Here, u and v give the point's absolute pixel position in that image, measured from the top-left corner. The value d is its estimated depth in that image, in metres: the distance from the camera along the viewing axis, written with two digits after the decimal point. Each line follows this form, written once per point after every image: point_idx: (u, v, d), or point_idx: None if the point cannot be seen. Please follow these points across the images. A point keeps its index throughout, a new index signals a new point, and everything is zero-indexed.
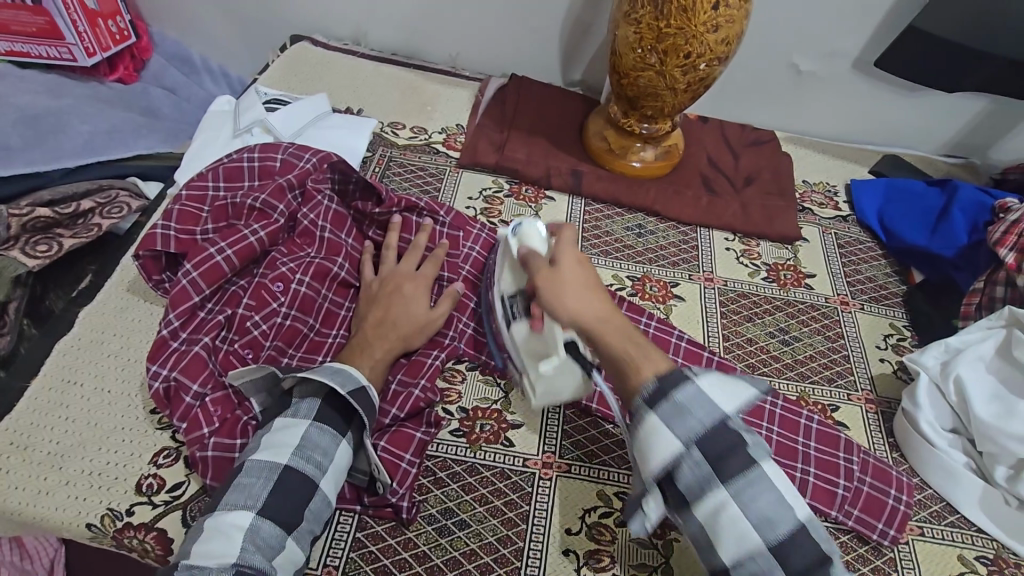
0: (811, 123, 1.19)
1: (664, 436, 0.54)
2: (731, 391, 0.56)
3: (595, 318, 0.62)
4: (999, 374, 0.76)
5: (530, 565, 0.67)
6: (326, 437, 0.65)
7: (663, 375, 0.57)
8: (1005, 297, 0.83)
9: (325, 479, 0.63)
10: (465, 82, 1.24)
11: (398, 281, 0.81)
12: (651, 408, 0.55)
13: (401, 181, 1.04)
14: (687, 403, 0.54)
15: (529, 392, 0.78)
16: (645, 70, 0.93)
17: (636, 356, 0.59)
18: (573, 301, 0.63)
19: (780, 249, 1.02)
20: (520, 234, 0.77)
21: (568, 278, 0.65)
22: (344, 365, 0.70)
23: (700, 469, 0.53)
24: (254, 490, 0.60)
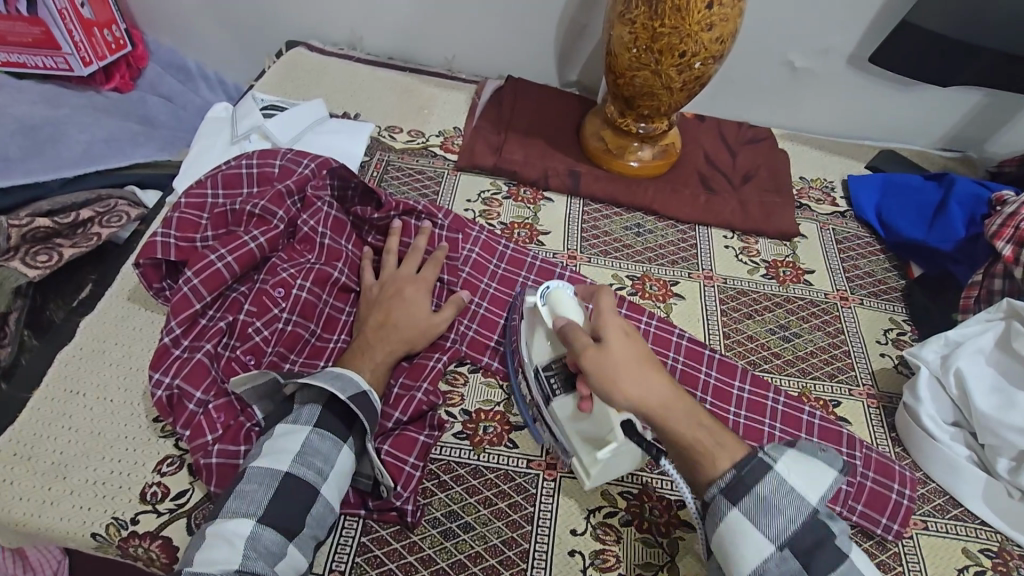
0: (807, 120, 1.19)
1: (751, 534, 0.55)
2: (808, 480, 0.57)
3: (656, 402, 0.60)
4: (999, 366, 0.76)
5: (535, 566, 0.67)
6: (327, 442, 0.65)
7: (739, 462, 0.57)
8: (1003, 289, 0.84)
9: (326, 484, 0.63)
10: (461, 84, 1.25)
11: (398, 285, 0.81)
12: (733, 503, 0.56)
13: (399, 185, 1.04)
14: (769, 496, 0.55)
15: (583, 477, 0.71)
16: (640, 70, 0.93)
17: (707, 444, 0.59)
18: (632, 386, 0.60)
19: (779, 246, 1.02)
20: (549, 299, 0.75)
21: (621, 354, 0.62)
22: (343, 370, 0.69)
23: (789, 566, 0.55)
24: (256, 497, 0.60)
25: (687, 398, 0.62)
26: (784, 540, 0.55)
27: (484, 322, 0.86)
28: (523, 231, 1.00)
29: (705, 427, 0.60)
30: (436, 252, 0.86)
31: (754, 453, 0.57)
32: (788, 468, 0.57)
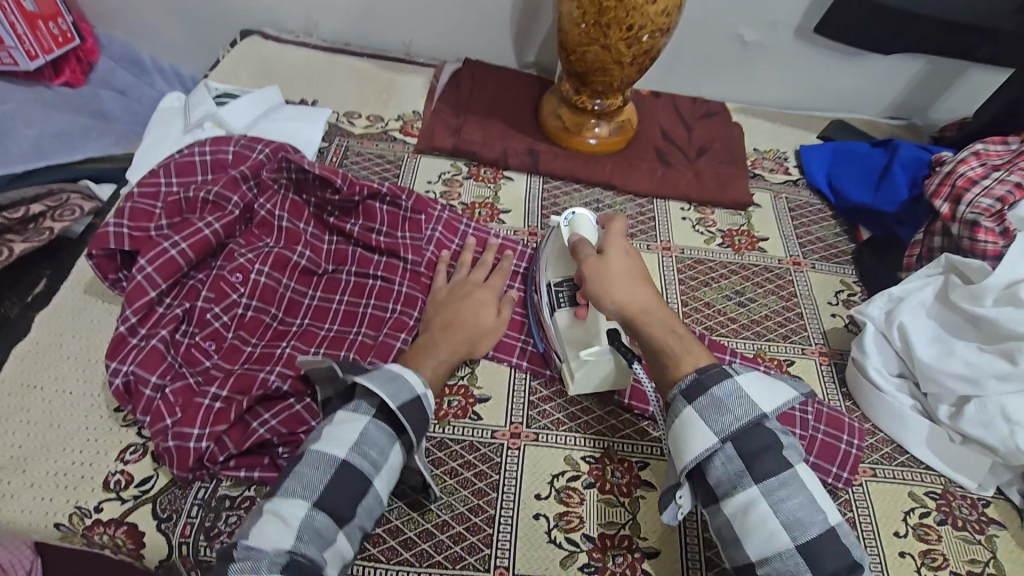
0: (760, 93, 1.22)
1: (699, 426, 0.59)
2: (766, 390, 0.60)
3: (640, 309, 0.68)
4: (939, 319, 0.79)
5: (501, 531, 0.69)
6: (383, 434, 0.65)
7: (701, 368, 0.63)
8: (942, 246, 0.87)
9: (379, 477, 0.64)
10: (420, 68, 1.25)
11: (466, 289, 0.83)
12: (688, 401, 0.61)
13: (360, 169, 1.04)
14: (723, 399, 0.59)
15: (568, 380, 0.77)
16: (590, 45, 0.94)
17: (678, 341, 0.66)
18: (619, 292, 0.68)
19: (734, 215, 1.04)
20: (572, 221, 0.79)
21: (619, 268, 0.70)
22: (401, 369, 0.69)
23: (732, 464, 0.58)
24: (313, 481, 0.61)
25: (671, 315, 0.69)
26: (728, 435, 0.59)
27: None
28: (484, 211, 1.01)
29: (677, 338, 0.67)
30: (471, 259, 0.87)
31: (718, 365, 0.63)
32: (749, 378, 0.61)
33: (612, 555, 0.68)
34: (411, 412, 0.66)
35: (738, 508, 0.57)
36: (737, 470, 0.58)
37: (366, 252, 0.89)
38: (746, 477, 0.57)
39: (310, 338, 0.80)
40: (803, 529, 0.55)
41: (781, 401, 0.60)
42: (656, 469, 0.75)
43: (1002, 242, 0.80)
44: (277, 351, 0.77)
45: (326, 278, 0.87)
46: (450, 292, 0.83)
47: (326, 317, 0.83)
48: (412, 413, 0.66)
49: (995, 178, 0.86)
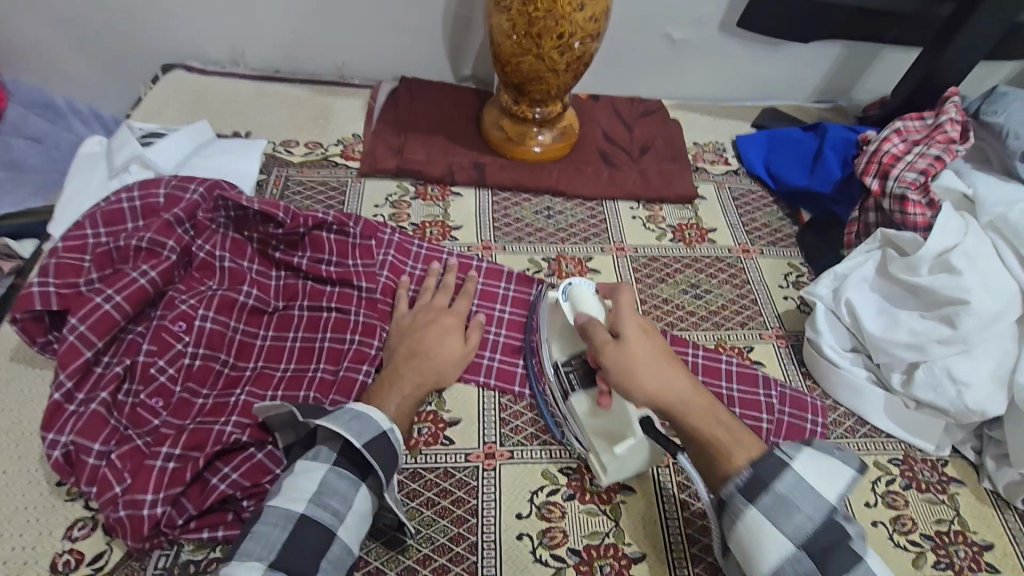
0: (694, 88, 1.26)
1: (766, 527, 0.57)
2: (825, 475, 0.60)
3: (677, 397, 0.64)
4: (882, 292, 0.83)
5: (485, 557, 0.67)
6: (344, 482, 0.63)
7: (757, 460, 0.60)
8: (877, 221, 0.91)
9: (343, 527, 0.61)
10: (355, 90, 1.22)
11: (430, 316, 0.81)
12: (703, 429, 0.63)
13: (302, 199, 1.01)
14: (733, 424, 0.63)
15: (601, 474, 0.72)
16: (524, 56, 0.95)
17: (723, 433, 0.62)
18: (650, 380, 0.64)
19: (681, 210, 1.06)
20: (572, 297, 0.75)
21: (646, 350, 0.65)
22: (364, 408, 0.67)
23: (750, 490, 0.59)
24: (272, 539, 0.58)
25: (705, 394, 0.65)
26: (747, 463, 0.60)
27: None
28: (436, 229, 1.00)
29: (718, 428, 0.63)
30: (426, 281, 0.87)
31: (770, 451, 0.60)
32: (806, 462, 0.60)
33: (600, 565, 0.68)
34: (377, 452, 0.64)
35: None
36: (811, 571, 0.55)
37: (317, 284, 0.86)
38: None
39: (267, 381, 0.77)
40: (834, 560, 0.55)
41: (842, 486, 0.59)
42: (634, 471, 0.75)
43: (929, 213, 0.85)
44: (232, 400, 0.74)
45: (277, 315, 0.83)
46: (413, 319, 0.82)
47: (282, 356, 0.80)
48: (377, 451, 0.64)
49: (916, 152, 0.91)
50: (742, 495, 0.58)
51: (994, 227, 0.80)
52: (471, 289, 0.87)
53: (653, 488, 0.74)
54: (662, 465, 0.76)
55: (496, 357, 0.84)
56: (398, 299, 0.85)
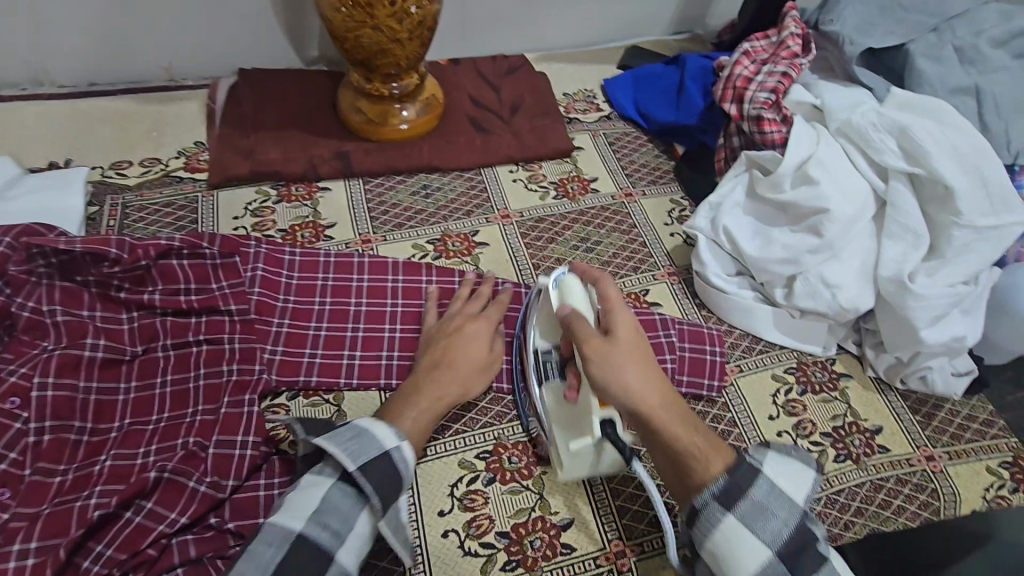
0: (555, 37, 1.22)
1: (747, 537, 0.54)
2: (794, 480, 0.58)
3: (652, 394, 0.61)
4: (755, 213, 0.85)
5: (412, 564, 0.65)
6: (347, 501, 0.59)
7: (730, 468, 0.57)
8: (741, 145, 0.93)
9: (342, 549, 0.57)
10: (189, 93, 1.09)
11: (456, 323, 0.76)
12: (726, 509, 0.55)
13: (146, 226, 0.90)
14: (764, 501, 0.55)
15: (558, 466, 0.69)
16: (361, 28, 0.88)
17: (688, 429, 0.61)
18: (631, 376, 0.61)
19: (560, 164, 1.04)
20: (562, 286, 0.70)
21: (633, 351, 0.62)
22: (367, 424, 0.63)
23: (777, 570, 0.53)
24: (263, 562, 0.54)
25: (678, 401, 0.63)
26: (779, 542, 0.54)
27: (291, 340, 0.79)
28: (307, 231, 0.92)
29: (691, 438, 0.60)
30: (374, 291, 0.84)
31: (742, 458, 0.58)
32: (775, 465, 0.58)
33: (530, 542, 0.67)
34: (375, 473, 0.60)
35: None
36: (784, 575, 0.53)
37: (179, 318, 0.77)
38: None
39: (138, 438, 0.68)
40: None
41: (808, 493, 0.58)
42: None
43: (785, 128, 0.87)
44: (96, 468, 0.66)
45: (139, 361, 0.74)
46: (440, 326, 0.77)
47: (153, 406, 0.72)
48: (376, 471, 0.60)
49: (765, 72, 0.93)
50: (718, 503, 0.55)
51: (843, 133, 0.83)
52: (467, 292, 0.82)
53: None
54: None
55: (395, 355, 0.79)
56: (426, 312, 0.80)
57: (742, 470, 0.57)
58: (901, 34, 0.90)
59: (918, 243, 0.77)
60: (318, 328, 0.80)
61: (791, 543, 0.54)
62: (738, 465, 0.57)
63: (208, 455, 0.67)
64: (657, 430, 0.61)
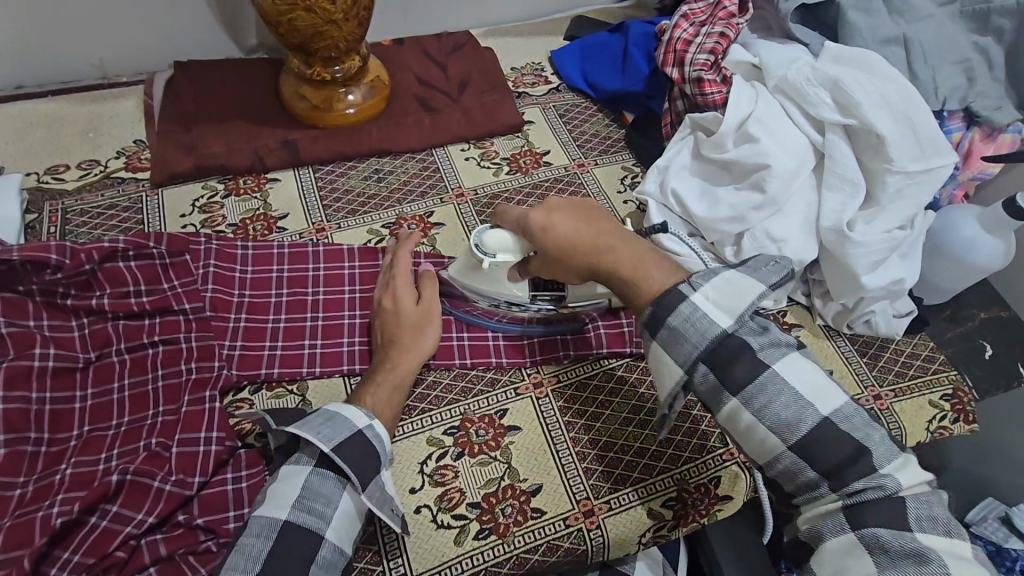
0: (500, 11, 1.21)
1: (666, 359, 0.59)
2: (732, 295, 0.58)
3: (592, 256, 0.66)
4: (702, 174, 0.87)
5: (388, 542, 0.66)
6: (327, 483, 0.62)
7: (657, 296, 0.60)
8: (685, 108, 0.95)
9: (330, 528, 0.60)
10: (124, 90, 1.05)
11: (378, 295, 0.78)
12: (651, 338, 0.60)
13: (89, 230, 0.88)
14: (681, 325, 0.58)
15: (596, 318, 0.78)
16: (293, 11, 0.86)
17: (627, 259, 0.64)
18: (575, 264, 0.67)
19: (512, 139, 1.04)
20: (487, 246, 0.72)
21: (561, 233, 0.67)
22: (337, 409, 0.65)
23: (707, 379, 0.58)
24: (254, 552, 0.57)
25: (615, 232, 0.67)
26: (698, 358, 0.58)
27: (250, 334, 0.78)
28: (259, 224, 0.91)
29: (637, 259, 0.64)
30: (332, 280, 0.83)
31: (673, 286, 0.60)
32: (710, 285, 0.59)
33: (501, 509, 0.69)
34: (350, 453, 0.62)
35: (728, 417, 0.57)
36: (716, 386, 0.57)
37: (132, 321, 0.76)
38: (724, 392, 0.57)
39: (99, 443, 0.68)
40: (758, 398, 0.55)
41: (746, 306, 0.57)
42: (516, 411, 0.76)
43: (725, 89, 0.89)
44: (57, 478, 0.65)
45: (93, 367, 0.73)
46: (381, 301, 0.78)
47: (112, 411, 0.71)
48: (351, 451, 0.62)
49: (704, 33, 0.94)
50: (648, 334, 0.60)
51: (781, 90, 0.85)
52: (404, 266, 0.80)
53: (537, 422, 0.75)
54: (541, 397, 0.77)
55: (355, 340, 0.79)
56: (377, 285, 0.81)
57: (663, 299, 0.60)
58: None
59: (855, 191, 0.80)
60: (277, 321, 0.80)
61: (717, 354, 0.57)
62: (664, 293, 0.60)
63: (172, 454, 0.66)
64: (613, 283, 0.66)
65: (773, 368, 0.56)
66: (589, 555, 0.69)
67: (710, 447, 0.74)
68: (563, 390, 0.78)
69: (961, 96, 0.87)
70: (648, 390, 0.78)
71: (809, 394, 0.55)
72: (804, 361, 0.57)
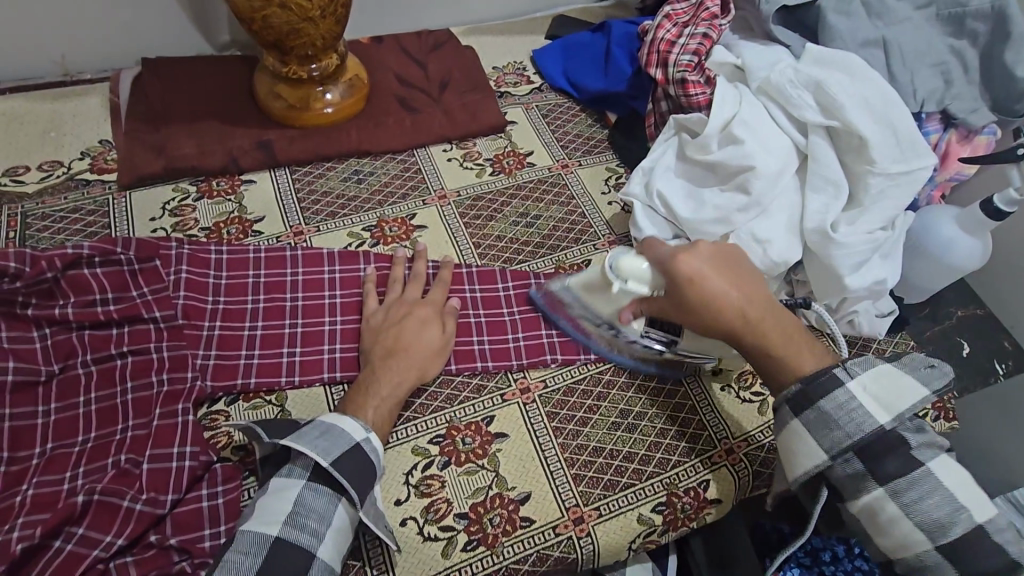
0: (479, 10, 1.19)
1: (807, 440, 0.64)
2: (891, 393, 0.62)
3: (742, 319, 0.68)
4: (687, 175, 0.87)
5: (373, 557, 0.64)
6: (322, 498, 0.60)
7: (808, 375, 0.65)
8: (669, 109, 0.94)
9: (323, 546, 0.58)
10: (87, 87, 1.01)
11: (403, 310, 0.76)
12: (795, 414, 0.65)
13: (52, 235, 0.84)
14: (831, 411, 0.63)
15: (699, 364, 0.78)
16: (267, 7, 0.83)
17: (778, 332, 0.68)
18: (724, 322, 0.68)
19: (495, 140, 1.02)
20: (617, 271, 0.71)
21: (714, 289, 0.67)
22: (334, 420, 0.63)
23: (851, 465, 0.63)
24: (242, 569, 0.55)
25: (766, 302, 0.69)
26: (843, 447, 0.62)
27: (225, 343, 0.75)
28: (234, 228, 0.87)
29: (788, 335, 0.68)
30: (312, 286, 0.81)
31: (827, 368, 0.64)
32: (873, 378, 0.63)
33: (489, 519, 0.67)
34: (348, 468, 0.60)
35: (866, 508, 0.62)
36: (860, 473, 0.62)
37: (98, 330, 0.72)
38: (870, 481, 0.62)
39: (63, 461, 0.64)
40: (907, 492, 0.60)
41: (905, 408, 0.61)
42: (503, 417, 0.74)
43: (708, 90, 0.89)
44: (19, 499, 0.61)
45: (57, 381, 0.69)
46: (385, 316, 0.76)
47: (78, 427, 0.67)
48: (348, 466, 0.60)
49: (687, 34, 0.94)
50: (789, 408, 0.65)
51: (764, 92, 0.85)
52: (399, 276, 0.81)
53: (524, 429, 0.74)
54: (528, 403, 0.76)
55: (336, 347, 0.76)
56: (368, 294, 0.79)
57: (817, 382, 0.64)
58: None
59: (838, 193, 0.80)
60: (253, 328, 0.77)
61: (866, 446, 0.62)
62: (817, 376, 0.64)
63: (143, 472, 0.63)
64: (756, 351, 0.68)
65: (927, 468, 0.60)
66: (579, 563, 0.68)
67: (699, 451, 0.74)
68: (550, 396, 0.76)
69: (939, 99, 0.88)
70: (635, 394, 0.77)
71: (965, 499, 0.59)
72: (959, 467, 0.61)
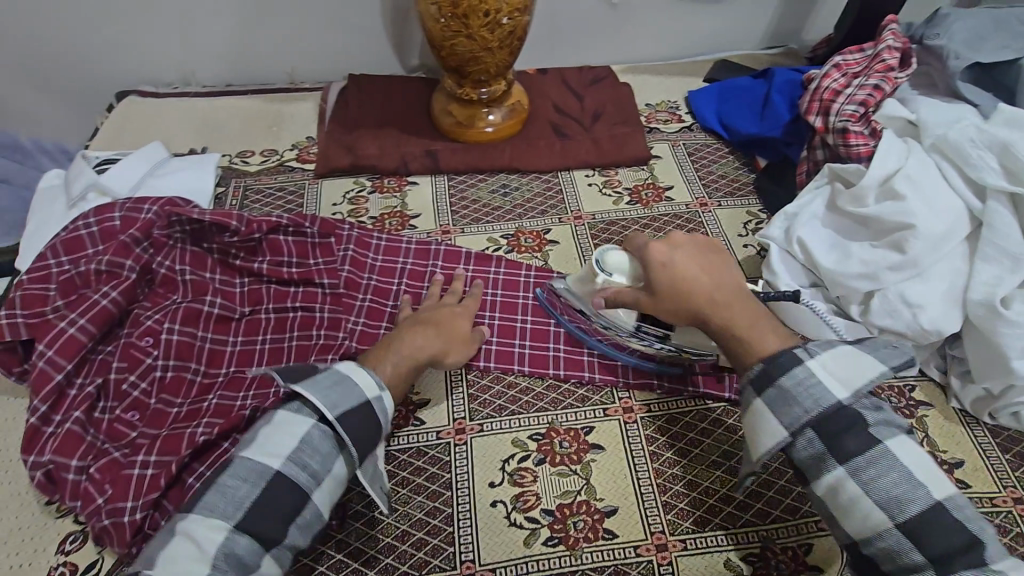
0: (641, 51, 1.26)
1: (767, 417, 0.60)
2: (850, 370, 0.59)
3: (708, 299, 0.67)
4: (836, 227, 0.83)
5: (460, 527, 0.69)
6: (324, 442, 0.63)
7: (768, 356, 0.62)
8: (825, 158, 0.92)
9: (318, 489, 0.61)
10: (306, 94, 1.23)
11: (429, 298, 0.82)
12: (758, 393, 0.61)
13: (262, 207, 1.03)
14: (794, 387, 0.59)
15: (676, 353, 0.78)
16: (456, 37, 0.96)
17: (743, 310, 0.66)
18: (691, 301, 0.67)
19: (636, 171, 1.07)
20: (605, 261, 0.73)
21: (678, 271, 0.68)
22: (348, 372, 0.67)
23: (814, 446, 0.58)
24: (238, 497, 0.58)
25: (733, 286, 0.68)
26: (802, 424, 0.58)
27: (372, 313, 0.87)
28: (395, 220, 1.01)
29: (754, 318, 0.66)
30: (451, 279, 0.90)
31: (787, 349, 0.62)
32: (832, 356, 0.60)
33: (573, 522, 0.69)
34: (353, 423, 0.64)
35: (828, 492, 0.57)
36: (821, 454, 0.57)
37: (281, 287, 0.87)
38: (829, 461, 0.57)
39: (238, 384, 0.78)
40: (868, 471, 0.55)
41: (862, 382, 0.58)
42: (603, 430, 0.76)
43: (872, 142, 0.85)
44: (205, 405, 0.76)
45: (245, 320, 0.85)
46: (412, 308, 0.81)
47: (253, 359, 0.82)
48: (353, 422, 0.64)
49: (856, 85, 0.91)
50: (752, 387, 0.61)
51: (937, 149, 0.80)
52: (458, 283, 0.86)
53: (621, 446, 0.75)
54: (630, 423, 0.77)
55: None
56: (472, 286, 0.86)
57: (780, 359, 0.61)
58: (1015, 48, 0.85)
59: (1016, 266, 0.72)
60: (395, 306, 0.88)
61: None
62: (777, 355, 0.61)
63: None
64: (722, 332, 0.66)
65: (886, 446, 0.56)
66: None
67: (802, 511, 0.70)
68: (652, 420, 0.77)
69: None
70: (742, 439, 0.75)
71: (924, 477, 0.55)
72: (917, 445, 0.57)
